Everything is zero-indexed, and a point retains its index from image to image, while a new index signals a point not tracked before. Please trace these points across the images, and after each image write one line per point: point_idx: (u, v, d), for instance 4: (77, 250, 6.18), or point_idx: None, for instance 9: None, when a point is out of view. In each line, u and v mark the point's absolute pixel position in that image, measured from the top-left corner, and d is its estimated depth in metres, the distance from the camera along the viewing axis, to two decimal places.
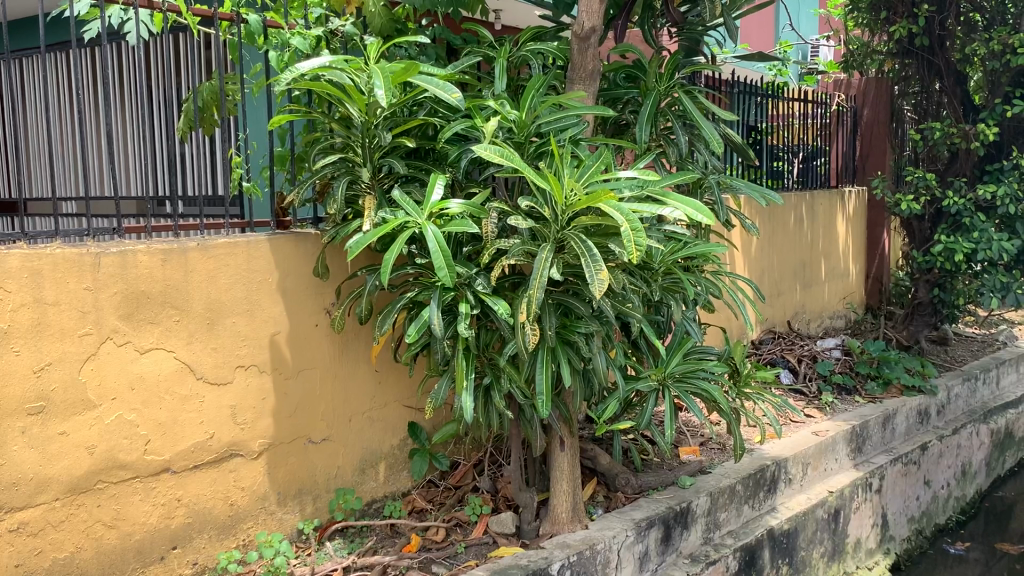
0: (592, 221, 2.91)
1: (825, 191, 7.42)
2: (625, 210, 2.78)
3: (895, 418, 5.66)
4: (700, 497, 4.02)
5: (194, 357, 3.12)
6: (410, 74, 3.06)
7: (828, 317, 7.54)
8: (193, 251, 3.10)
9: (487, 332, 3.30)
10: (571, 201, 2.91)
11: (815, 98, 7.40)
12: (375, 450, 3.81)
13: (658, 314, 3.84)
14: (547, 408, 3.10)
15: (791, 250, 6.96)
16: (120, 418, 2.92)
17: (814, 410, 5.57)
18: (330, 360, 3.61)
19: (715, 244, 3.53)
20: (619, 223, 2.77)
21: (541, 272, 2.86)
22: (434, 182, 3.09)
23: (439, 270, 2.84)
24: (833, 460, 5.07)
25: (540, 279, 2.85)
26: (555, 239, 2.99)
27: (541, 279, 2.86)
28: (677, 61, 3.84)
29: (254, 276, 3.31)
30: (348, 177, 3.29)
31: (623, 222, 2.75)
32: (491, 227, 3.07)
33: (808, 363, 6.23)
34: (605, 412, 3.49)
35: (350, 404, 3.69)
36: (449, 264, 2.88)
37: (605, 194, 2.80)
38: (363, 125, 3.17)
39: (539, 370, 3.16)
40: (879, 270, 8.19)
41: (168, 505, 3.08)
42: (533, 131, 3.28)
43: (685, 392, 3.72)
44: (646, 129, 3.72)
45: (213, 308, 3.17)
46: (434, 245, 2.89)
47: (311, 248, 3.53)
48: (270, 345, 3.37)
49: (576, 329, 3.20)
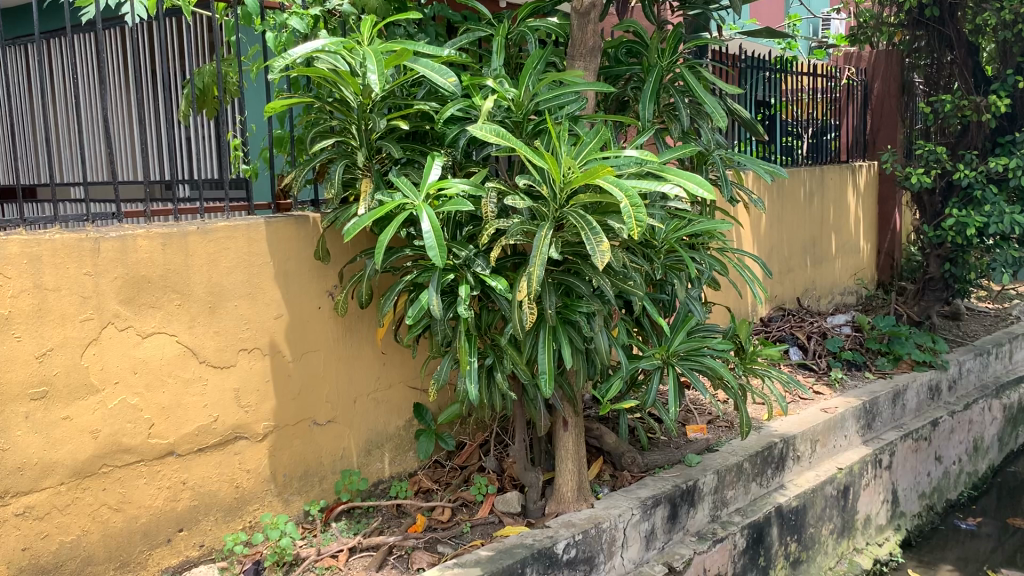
0: (591, 198, 2.88)
1: (835, 166, 7.35)
2: (623, 186, 2.75)
3: (905, 394, 5.62)
4: (707, 474, 4.01)
5: (196, 340, 3.12)
6: (403, 59, 3.05)
7: (838, 294, 7.49)
8: (193, 234, 3.09)
9: (488, 313, 3.29)
10: (570, 178, 2.88)
11: (825, 71, 7.30)
12: (380, 432, 3.80)
13: (662, 292, 3.81)
14: (548, 387, 3.09)
15: (801, 226, 6.90)
16: (122, 402, 2.93)
17: (823, 387, 5.53)
18: (334, 341, 3.60)
19: (720, 222, 3.50)
20: (617, 198, 2.75)
21: (540, 251, 2.84)
22: (430, 163, 3.08)
23: (432, 252, 2.84)
24: (841, 437, 5.04)
25: (539, 258, 2.83)
26: (554, 218, 2.97)
27: (541, 258, 2.84)
28: (680, 33, 3.74)
29: (255, 259, 3.30)
30: (344, 162, 3.31)
31: (622, 198, 2.73)
32: (490, 207, 3.07)
33: (817, 341, 6.17)
34: (610, 390, 3.46)
35: (354, 386, 3.69)
36: (442, 245, 2.86)
37: (602, 170, 2.77)
38: (359, 107, 3.16)
39: (541, 350, 3.14)
40: (891, 246, 8.11)
41: (173, 488, 3.10)
42: (531, 109, 3.24)
43: (691, 369, 3.69)
44: (650, 109, 3.68)
45: (214, 292, 3.17)
46: (429, 228, 2.89)
47: (313, 230, 3.52)
48: (273, 328, 3.37)
49: (577, 308, 3.18)
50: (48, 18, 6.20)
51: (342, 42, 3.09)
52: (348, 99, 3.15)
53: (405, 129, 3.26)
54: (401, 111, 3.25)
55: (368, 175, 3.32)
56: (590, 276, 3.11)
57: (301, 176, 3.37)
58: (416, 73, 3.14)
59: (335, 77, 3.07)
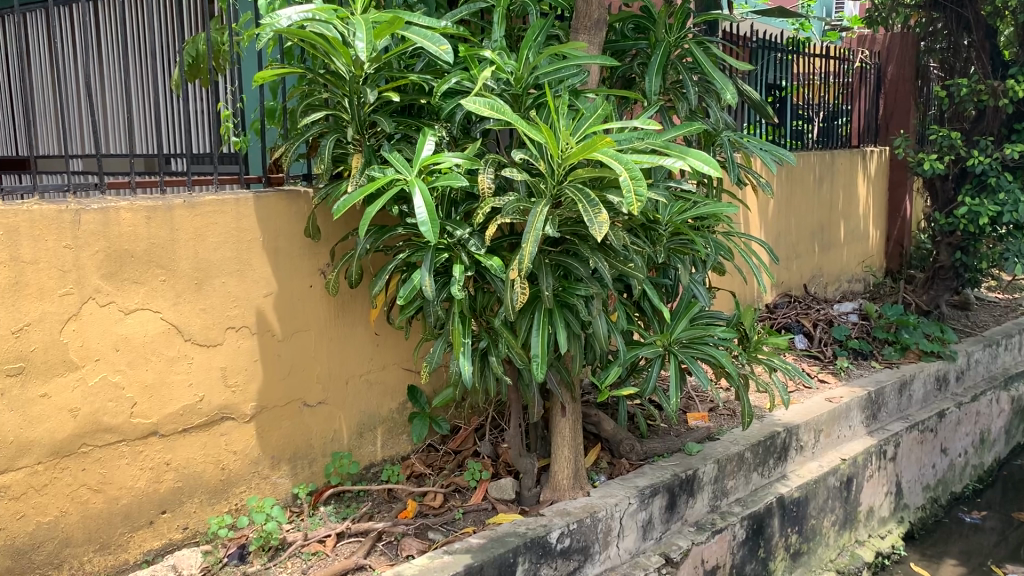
0: (589, 172, 2.77)
1: (846, 151, 7.21)
2: (623, 159, 2.64)
3: (912, 384, 5.51)
4: (707, 464, 3.92)
5: (182, 317, 3.03)
6: (392, 29, 2.90)
7: (846, 281, 7.36)
8: (179, 208, 2.99)
9: (483, 295, 3.20)
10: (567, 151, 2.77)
11: (837, 53, 7.13)
12: (372, 414, 3.71)
13: (665, 276, 3.69)
14: (543, 371, 2.98)
15: (809, 212, 6.77)
16: (104, 380, 2.84)
17: (828, 375, 5.41)
18: (325, 321, 3.50)
19: (727, 205, 3.39)
20: (617, 171, 2.64)
21: (535, 228, 2.73)
22: (424, 137, 2.97)
23: (426, 228, 2.75)
24: (846, 427, 4.94)
25: (534, 235, 2.72)
26: (552, 196, 2.87)
27: (535, 235, 2.73)
28: (690, 9, 3.63)
29: (244, 234, 3.20)
30: (335, 135, 3.21)
31: (622, 171, 2.62)
32: (487, 183, 2.96)
33: (824, 328, 6.02)
34: (608, 377, 3.34)
35: (346, 366, 3.59)
36: (436, 222, 2.77)
37: (600, 142, 2.67)
38: (351, 78, 3.06)
39: (536, 334, 3.04)
40: (900, 233, 7.95)
41: (156, 468, 3.02)
42: (531, 83, 3.13)
43: (692, 357, 3.57)
44: (656, 83, 3.54)
45: (200, 267, 3.07)
46: (422, 204, 2.80)
47: (305, 205, 3.41)
48: (262, 306, 3.27)
49: (575, 291, 3.07)
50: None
51: (337, 11, 2.98)
52: (341, 69, 3.05)
53: (399, 101, 3.16)
54: (395, 82, 3.14)
55: (360, 149, 3.22)
56: (588, 258, 3.00)
57: (291, 150, 3.28)
58: (411, 42, 3.02)
59: (327, 45, 2.97)
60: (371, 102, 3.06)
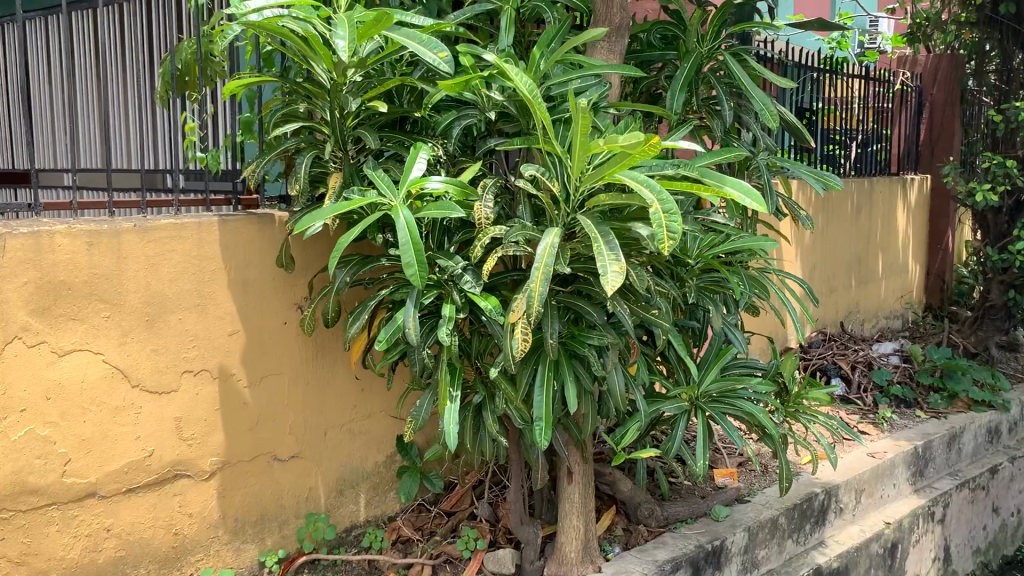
0: (612, 199, 2.34)
1: (884, 178, 6.73)
2: (654, 189, 2.21)
3: (962, 437, 4.99)
4: (736, 532, 3.43)
5: (129, 358, 2.60)
6: (380, 22, 2.42)
7: (883, 317, 6.85)
8: (128, 234, 2.57)
9: (479, 339, 2.76)
10: (587, 174, 2.35)
11: (877, 75, 6.67)
12: (355, 469, 3.27)
13: (691, 318, 3.22)
14: (546, 437, 2.53)
15: (845, 242, 6.28)
16: (31, 434, 2.41)
17: (869, 425, 4.89)
18: (300, 364, 3.07)
19: (764, 239, 2.93)
20: (647, 202, 2.20)
21: (544, 264, 2.26)
22: (415, 155, 2.54)
23: (410, 271, 2.33)
24: (890, 486, 4.43)
25: (543, 273, 2.25)
26: (565, 225, 2.46)
27: (546, 271, 2.26)
28: (726, 16, 3.19)
29: (205, 265, 2.77)
30: (312, 152, 2.78)
31: (651, 202, 2.18)
32: (484, 211, 2.52)
33: (862, 372, 5.46)
34: (625, 437, 2.85)
35: (324, 416, 3.15)
36: (422, 262, 2.35)
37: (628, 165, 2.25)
38: (332, 87, 2.64)
39: (539, 390, 2.57)
40: (942, 266, 7.39)
41: (94, 536, 2.58)
42: (541, 93, 2.70)
43: (722, 414, 3.08)
44: (681, 97, 3.10)
45: (153, 301, 2.64)
46: (406, 237, 2.35)
47: (279, 231, 3.00)
48: (226, 347, 2.84)
49: (585, 340, 2.60)
50: None
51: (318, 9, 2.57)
52: (320, 77, 2.64)
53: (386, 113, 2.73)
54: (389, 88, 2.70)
55: (341, 170, 2.80)
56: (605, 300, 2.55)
57: (261, 167, 2.85)
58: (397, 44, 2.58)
59: (305, 49, 2.56)
60: (354, 110, 2.63)
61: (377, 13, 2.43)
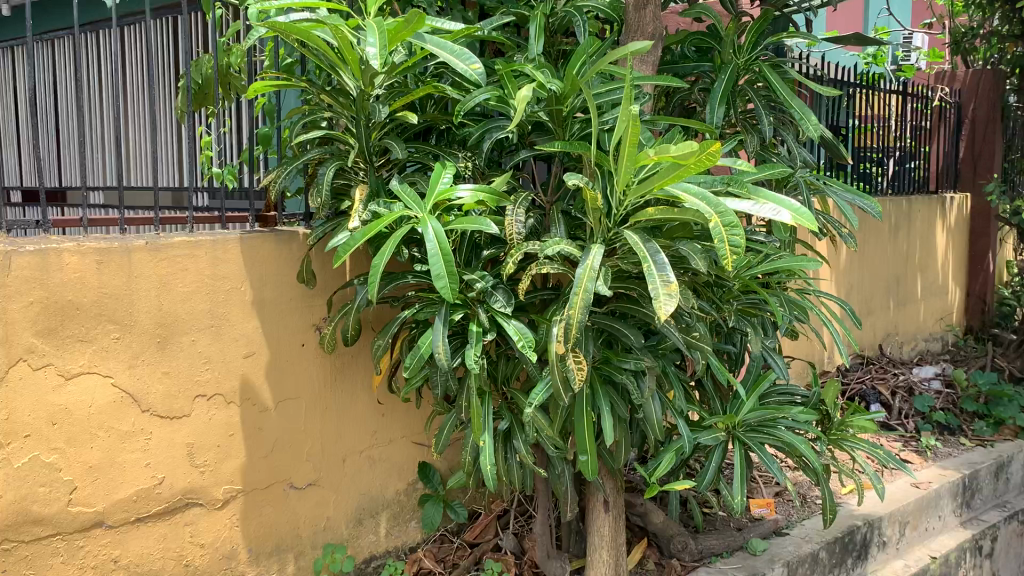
0: (660, 212, 2.19)
1: (923, 197, 6.52)
2: (712, 201, 2.09)
3: (1010, 466, 4.77)
4: (776, 568, 3.24)
5: (139, 382, 2.49)
6: (416, 19, 2.33)
7: (922, 339, 6.62)
8: (140, 252, 2.47)
9: (507, 362, 2.63)
10: (633, 186, 2.22)
11: (915, 90, 6.48)
12: (375, 497, 3.14)
13: (729, 341, 3.05)
14: (593, 472, 2.43)
15: (884, 262, 6.09)
16: (35, 461, 2.30)
17: (912, 453, 4.68)
18: (318, 387, 2.94)
19: (807, 259, 2.79)
20: (705, 215, 2.08)
21: (584, 287, 2.13)
22: (440, 171, 2.42)
23: (440, 284, 2.21)
24: (936, 518, 4.22)
25: (582, 297, 2.12)
26: (605, 241, 2.30)
27: (585, 296, 2.13)
28: (765, 26, 3.04)
29: (220, 284, 2.66)
30: (337, 163, 2.64)
31: (710, 216, 2.06)
32: (514, 228, 2.39)
33: (903, 397, 5.22)
34: (660, 466, 2.69)
35: (343, 442, 3.02)
36: (453, 272, 2.23)
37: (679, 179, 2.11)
38: (359, 96, 2.52)
39: (578, 424, 2.44)
40: (983, 288, 7.09)
41: (100, 568, 2.46)
42: (575, 104, 2.56)
43: (762, 444, 2.91)
44: (720, 111, 2.96)
45: (165, 322, 2.54)
46: (434, 246, 2.24)
47: (300, 247, 2.89)
48: (242, 371, 2.73)
49: (622, 365, 2.45)
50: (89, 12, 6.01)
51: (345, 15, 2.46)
52: (347, 85, 2.52)
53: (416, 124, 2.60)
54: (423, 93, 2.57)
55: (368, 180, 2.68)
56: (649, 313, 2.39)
57: (287, 175, 2.68)
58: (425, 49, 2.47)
59: (333, 57, 2.44)
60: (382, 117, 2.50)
61: (410, 11, 2.34)
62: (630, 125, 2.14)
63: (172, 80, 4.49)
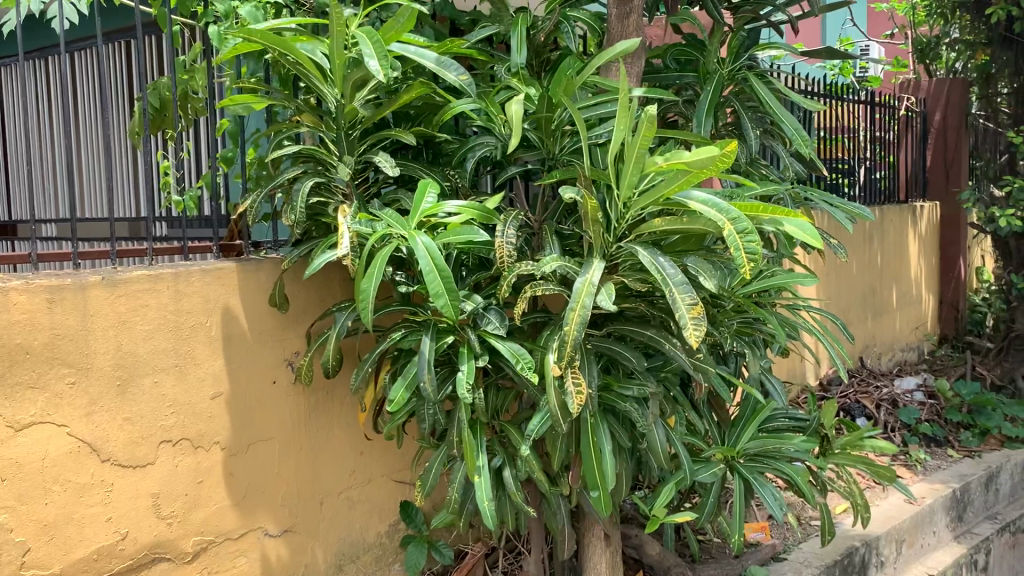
0: (668, 222, 2.11)
1: (894, 206, 6.50)
2: (723, 207, 2.01)
3: (999, 477, 4.70)
4: None
5: (98, 430, 2.29)
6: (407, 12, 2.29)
7: (899, 350, 6.58)
8: (95, 288, 2.27)
9: (500, 393, 2.49)
10: (635, 199, 2.13)
11: (882, 100, 6.47)
12: (356, 541, 2.95)
13: (725, 362, 2.95)
14: (606, 506, 2.28)
15: (860, 273, 6.04)
16: None
17: (901, 468, 4.59)
18: (294, 425, 2.76)
19: (805, 276, 2.66)
20: (718, 223, 2.00)
21: (582, 301, 1.99)
22: (423, 189, 2.23)
23: (439, 302, 2.05)
24: (931, 534, 4.12)
25: (579, 312, 1.98)
26: (605, 255, 2.20)
27: (582, 310, 1.99)
28: (743, 37, 3.00)
29: (184, 321, 2.48)
30: (317, 178, 2.44)
31: (724, 224, 1.98)
32: (505, 250, 2.23)
33: (888, 410, 5.13)
34: (661, 499, 2.57)
35: (321, 483, 2.84)
36: (451, 290, 2.07)
37: (687, 185, 2.05)
38: (341, 111, 2.38)
39: (583, 451, 2.27)
40: (955, 295, 7.13)
41: None
42: (564, 118, 2.43)
43: (759, 475, 2.84)
44: (706, 123, 2.83)
45: (125, 364, 2.34)
46: (427, 264, 2.07)
47: (273, 275, 2.72)
48: (209, 412, 2.54)
49: (624, 391, 2.32)
50: (33, 36, 5.77)
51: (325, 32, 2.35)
52: (328, 101, 2.38)
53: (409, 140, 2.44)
54: (406, 96, 2.40)
55: (348, 198, 2.50)
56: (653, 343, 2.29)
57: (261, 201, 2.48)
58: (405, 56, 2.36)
59: (312, 74, 2.31)
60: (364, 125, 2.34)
61: (399, 10, 2.30)
62: (644, 130, 2.03)
63: (127, 107, 4.35)
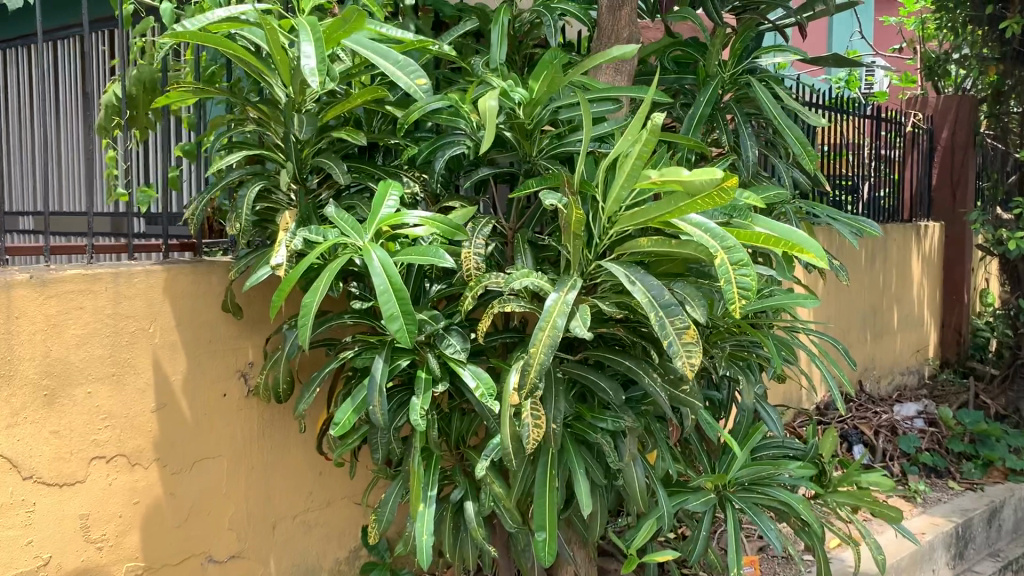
0: (654, 243, 1.90)
1: (898, 226, 6.29)
2: (719, 233, 1.82)
3: (1002, 512, 4.48)
4: None
5: (19, 445, 2.07)
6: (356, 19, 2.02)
7: (899, 373, 6.35)
8: (22, 287, 2.05)
9: (464, 418, 2.28)
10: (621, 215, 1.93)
11: (888, 115, 6.28)
12: (311, 568, 2.73)
13: (715, 389, 2.74)
14: (549, 553, 2.03)
15: (861, 293, 5.82)
16: None
17: (900, 500, 4.36)
18: (245, 443, 2.55)
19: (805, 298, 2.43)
20: (710, 249, 1.81)
21: (551, 324, 1.77)
22: (385, 190, 2.05)
23: (393, 324, 1.84)
24: (930, 571, 3.89)
25: (547, 337, 1.76)
26: (586, 277, 2.00)
27: (551, 335, 1.77)
28: (749, 39, 2.77)
29: (124, 326, 2.26)
30: (263, 184, 2.27)
31: (717, 251, 1.78)
32: (473, 261, 2.05)
33: (887, 437, 4.90)
34: (638, 537, 2.35)
35: (274, 506, 2.62)
36: (408, 310, 1.86)
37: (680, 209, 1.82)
38: (289, 105, 2.16)
39: (548, 480, 2.06)
40: (959, 318, 6.83)
41: None
42: (544, 115, 2.21)
43: (755, 506, 2.64)
44: (698, 131, 2.64)
45: (54, 372, 2.12)
46: (382, 280, 1.87)
47: (227, 280, 2.50)
48: (148, 427, 2.32)
49: (596, 423, 2.11)
50: None
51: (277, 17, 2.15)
52: (277, 94, 2.18)
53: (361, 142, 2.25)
54: (364, 98, 2.18)
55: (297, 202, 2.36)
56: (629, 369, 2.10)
57: (204, 207, 2.32)
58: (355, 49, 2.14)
59: (257, 64, 2.11)
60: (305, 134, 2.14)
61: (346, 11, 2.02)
62: (646, 141, 1.83)
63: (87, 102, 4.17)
